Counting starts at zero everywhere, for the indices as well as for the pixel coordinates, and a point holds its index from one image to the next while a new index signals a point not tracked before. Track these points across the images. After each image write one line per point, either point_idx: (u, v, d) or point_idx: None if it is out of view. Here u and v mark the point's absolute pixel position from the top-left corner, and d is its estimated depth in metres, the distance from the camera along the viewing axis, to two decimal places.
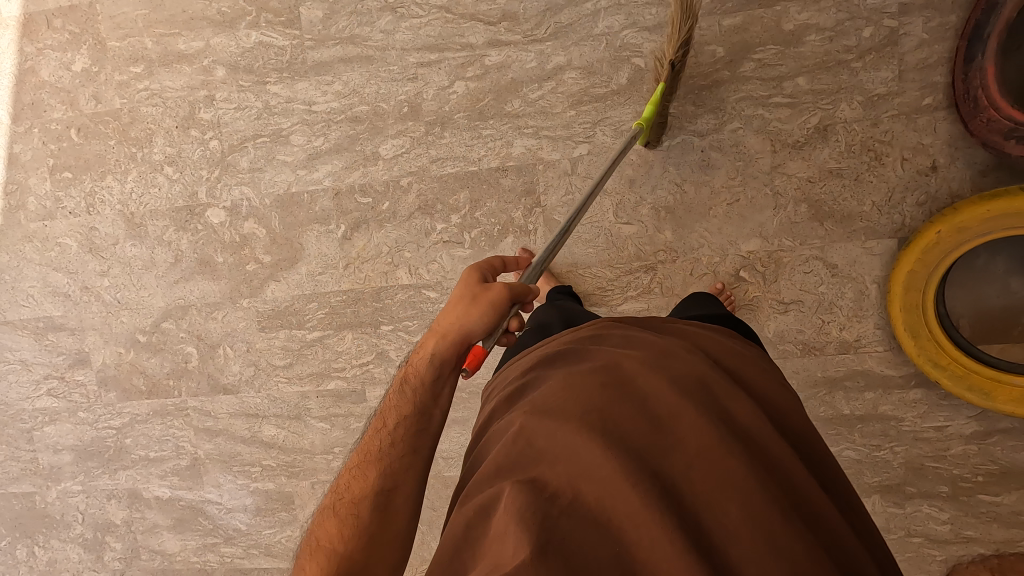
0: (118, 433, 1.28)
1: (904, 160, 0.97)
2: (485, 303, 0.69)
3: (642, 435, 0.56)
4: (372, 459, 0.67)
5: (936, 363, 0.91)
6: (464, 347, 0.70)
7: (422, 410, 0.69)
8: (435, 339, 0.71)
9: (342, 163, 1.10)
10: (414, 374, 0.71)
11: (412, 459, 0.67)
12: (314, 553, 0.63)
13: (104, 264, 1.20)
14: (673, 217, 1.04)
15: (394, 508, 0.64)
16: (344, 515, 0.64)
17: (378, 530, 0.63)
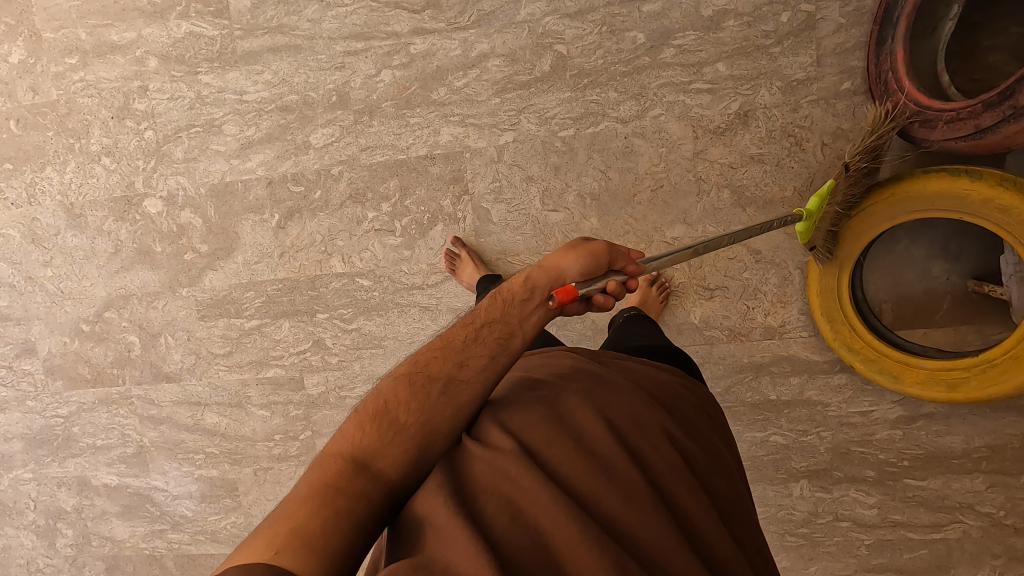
0: (66, 422, 1.30)
1: (824, 145, 0.96)
2: (586, 252, 0.67)
3: (578, 468, 0.57)
4: (446, 351, 0.62)
5: (850, 347, 0.91)
6: (560, 281, 0.66)
7: (507, 327, 0.63)
8: (547, 266, 0.67)
9: (274, 152, 1.11)
10: (508, 291, 0.66)
11: (489, 372, 0.61)
12: (372, 414, 0.58)
13: (47, 254, 1.22)
14: (599, 204, 1.04)
15: (451, 411, 0.59)
16: (410, 392, 0.59)
17: (429, 428, 0.58)
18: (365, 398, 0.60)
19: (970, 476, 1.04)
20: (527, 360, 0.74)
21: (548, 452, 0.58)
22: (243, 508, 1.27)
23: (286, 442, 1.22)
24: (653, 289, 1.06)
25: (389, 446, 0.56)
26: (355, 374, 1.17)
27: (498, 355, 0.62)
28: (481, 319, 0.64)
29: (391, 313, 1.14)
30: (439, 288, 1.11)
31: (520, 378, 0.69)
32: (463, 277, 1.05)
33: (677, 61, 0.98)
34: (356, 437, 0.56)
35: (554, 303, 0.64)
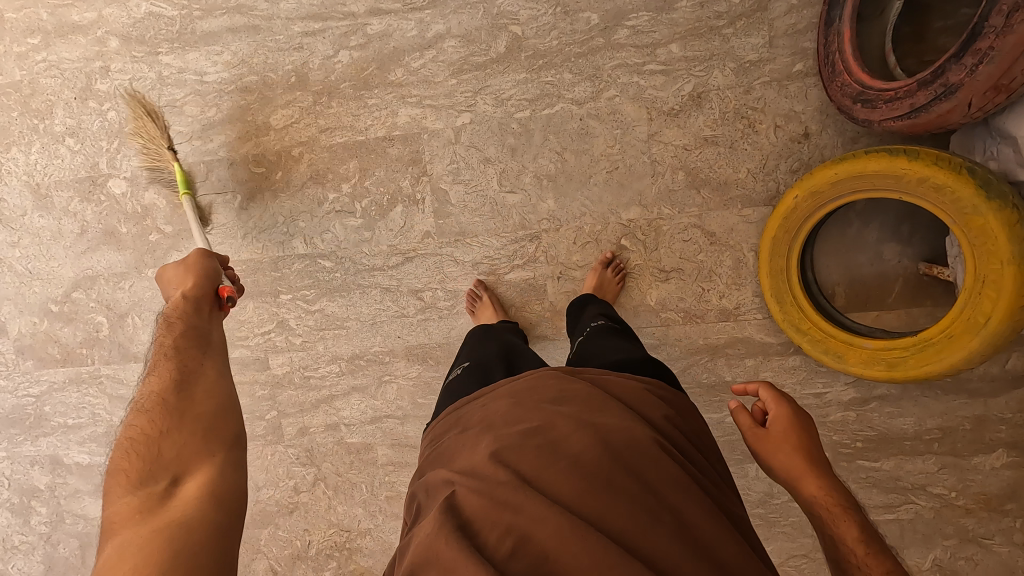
0: (37, 401, 1.31)
1: (777, 127, 0.98)
2: (203, 262, 0.85)
3: (576, 490, 0.61)
4: (170, 364, 0.72)
5: (797, 327, 0.92)
6: (213, 290, 0.82)
7: (203, 330, 0.78)
8: (191, 285, 0.82)
9: (235, 133, 1.12)
10: (175, 320, 0.77)
11: (209, 360, 0.75)
12: (129, 457, 0.62)
13: (14, 235, 1.23)
14: (555, 185, 1.05)
15: (207, 391, 0.70)
16: (154, 410, 0.67)
17: (199, 402, 0.68)
18: (111, 455, 0.63)
19: (923, 458, 1.05)
20: (513, 385, 0.79)
21: (545, 478, 0.63)
22: None
23: (252, 421, 1.24)
24: (608, 271, 1.05)
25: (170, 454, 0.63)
26: (319, 354, 1.19)
27: (209, 338, 0.78)
28: (179, 329, 0.76)
29: (353, 294, 1.15)
30: (400, 269, 1.12)
31: (511, 407, 0.74)
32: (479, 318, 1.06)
33: (630, 41, 0.99)
34: (127, 480, 0.60)
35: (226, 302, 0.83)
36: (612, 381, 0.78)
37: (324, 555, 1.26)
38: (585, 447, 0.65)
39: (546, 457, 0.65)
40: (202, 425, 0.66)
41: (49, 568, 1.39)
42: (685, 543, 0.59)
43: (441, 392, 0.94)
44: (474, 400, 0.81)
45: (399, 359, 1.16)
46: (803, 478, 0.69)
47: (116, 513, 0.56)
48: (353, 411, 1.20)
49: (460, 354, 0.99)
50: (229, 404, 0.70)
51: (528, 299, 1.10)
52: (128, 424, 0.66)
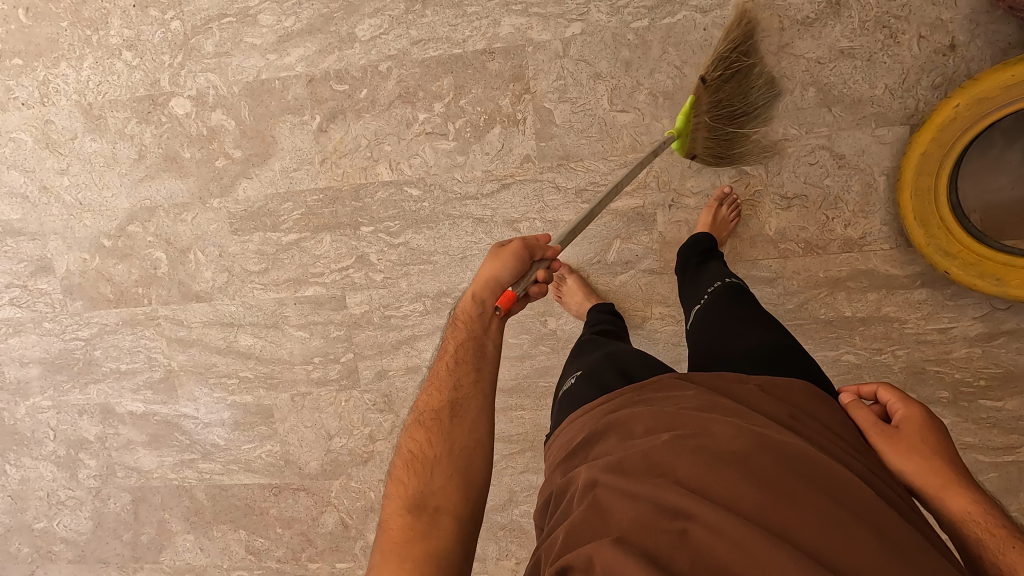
0: (87, 345, 1.22)
1: (921, 38, 0.90)
2: (507, 254, 0.72)
3: (755, 498, 0.51)
4: (449, 377, 0.68)
5: (947, 252, 0.87)
6: (497, 287, 0.71)
7: (478, 342, 0.70)
8: (483, 279, 0.72)
9: (315, 46, 1.02)
10: (461, 317, 0.73)
11: (477, 375, 0.68)
12: (404, 470, 0.62)
13: (63, 161, 1.12)
14: (672, 103, 0.97)
15: (475, 421, 0.64)
16: (431, 430, 0.64)
17: (466, 433, 0.63)
18: (394, 460, 0.64)
19: None
20: (623, 392, 0.68)
21: (711, 485, 0.53)
22: (279, 437, 1.21)
23: (325, 365, 1.16)
24: (723, 209, 0.98)
25: (431, 482, 0.60)
26: (402, 292, 1.11)
27: (484, 350, 0.70)
28: (461, 336, 0.71)
29: (441, 226, 1.07)
30: (495, 197, 1.04)
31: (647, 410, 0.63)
32: (570, 304, 1.02)
33: None
34: (402, 493, 0.60)
35: (501, 310, 0.70)
36: (744, 385, 0.64)
37: None
38: (752, 450, 0.54)
39: (708, 460, 0.54)
40: (464, 462, 0.62)
41: (99, 524, 1.31)
42: (899, 557, 0.47)
43: (554, 406, 0.80)
44: (593, 406, 0.69)
45: None
46: (949, 495, 0.56)
47: (388, 527, 0.58)
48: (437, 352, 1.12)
49: (572, 358, 0.85)
50: (486, 445, 0.63)
51: (635, 230, 1.03)
52: (407, 433, 0.66)
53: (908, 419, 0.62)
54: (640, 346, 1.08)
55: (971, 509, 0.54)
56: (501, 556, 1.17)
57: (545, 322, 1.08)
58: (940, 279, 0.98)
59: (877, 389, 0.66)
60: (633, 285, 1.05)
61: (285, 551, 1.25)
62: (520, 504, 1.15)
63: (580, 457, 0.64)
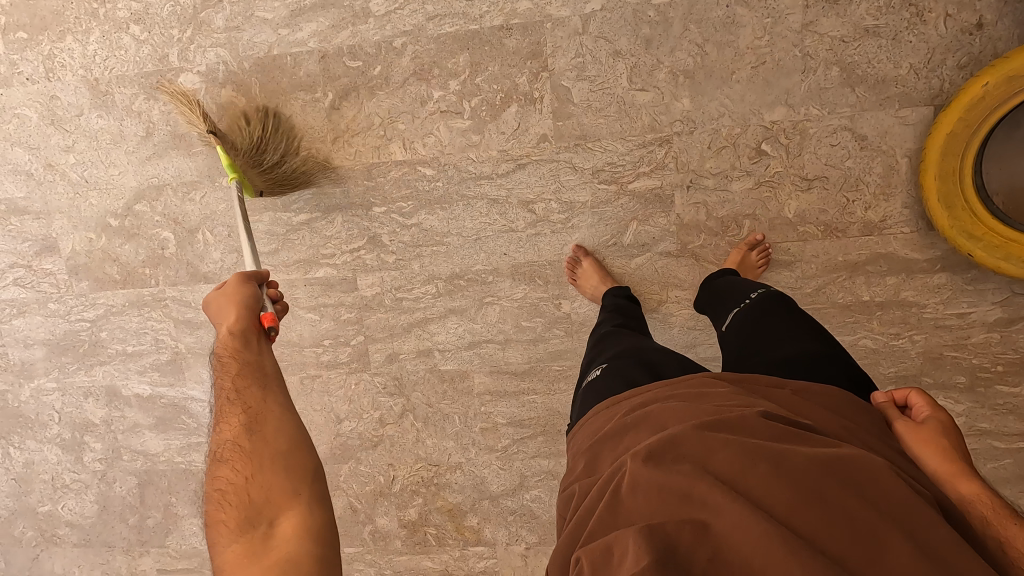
0: (93, 326, 1.20)
1: (948, 17, 0.88)
2: (230, 290, 0.80)
3: (788, 493, 0.47)
4: (240, 401, 0.71)
5: (971, 234, 0.86)
6: (255, 315, 0.78)
7: (256, 363, 0.75)
8: (234, 317, 0.77)
9: (328, 21, 1.00)
10: (228, 355, 0.74)
11: (266, 388, 0.73)
12: (221, 511, 0.62)
13: (69, 138, 1.10)
14: (692, 82, 0.95)
15: (277, 430, 0.68)
16: (236, 458, 0.66)
17: (272, 442, 0.67)
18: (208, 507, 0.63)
19: None
20: (656, 387, 0.67)
21: (744, 478, 0.49)
22: None
23: (335, 348, 1.15)
24: (753, 253, 0.99)
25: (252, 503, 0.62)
26: (414, 274, 1.09)
27: (266, 367, 0.75)
28: (234, 367, 0.73)
29: (456, 207, 1.05)
30: (510, 177, 1.02)
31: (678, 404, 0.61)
32: (584, 288, 1.00)
33: None
34: (228, 528, 0.60)
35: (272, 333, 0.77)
36: (783, 392, 0.63)
37: (409, 491, 1.18)
38: (789, 449, 0.51)
39: (741, 451, 0.51)
40: (279, 469, 0.64)
41: (104, 508, 1.30)
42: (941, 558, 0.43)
43: (578, 397, 0.79)
44: (626, 399, 0.68)
45: (503, 279, 1.07)
46: (957, 480, 0.56)
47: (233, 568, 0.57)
48: (449, 335, 1.11)
49: (597, 348, 0.83)
50: (298, 440, 0.68)
51: (652, 211, 1.01)
52: (212, 475, 0.65)
53: (934, 416, 0.64)
54: (656, 330, 1.06)
55: (979, 493, 0.55)
56: (511, 542, 1.17)
57: (559, 305, 1.07)
58: (961, 263, 0.96)
59: (908, 394, 0.68)
60: (649, 267, 1.04)
61: None
62: (530, 489, 1.14)
63: (610, 449, 0.61)
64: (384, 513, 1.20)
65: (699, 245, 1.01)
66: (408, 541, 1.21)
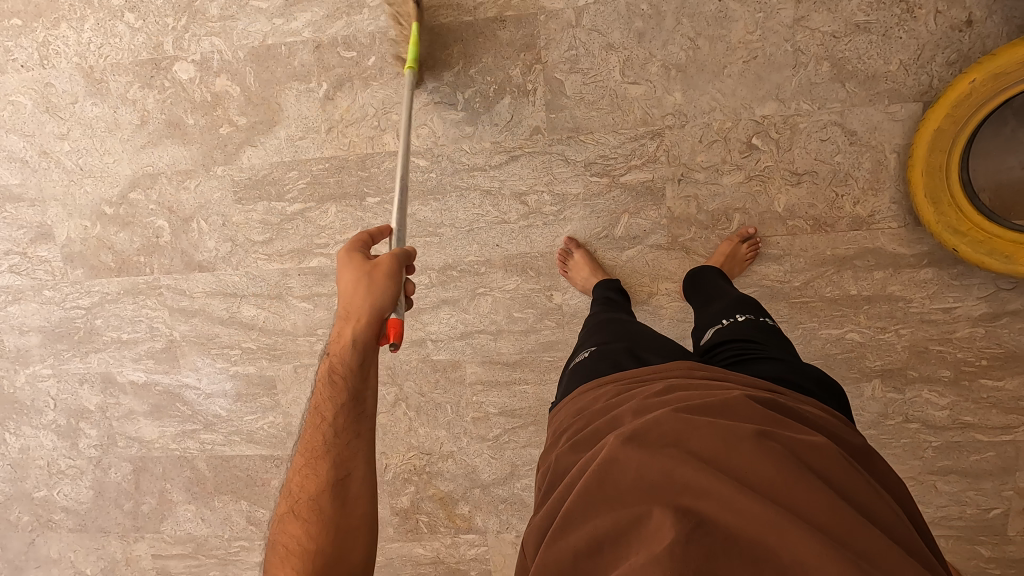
0: (88, 314, 1.21)
1: (938, 13, 0.89)
2: (381, 278, 0.73)
3: (770, 472, 0.48)
4: (325, 452, 0.71)
5: (956, 230, 0.87)
6: (381, 317, 0.72)
7: (359, 402, 0.73)
8: (365, 318, 0.72)
9: (323, 11, 1.01)
10: (338, 367, 0.73)
11: (357, 445, 0.72)
12: (284, 563, 0.66)
13: (64, 126, 1.11)
14: (684, 76, 0.96)
15: (355, 500, 0.70)
16: (311, 516, 0.68)
17: (345, 517, 0.68)
18: (271, 552, 0.68)
19: None
20: (641, 371, 0.68)
21: (727, 458, 0.50)
22: (282, 409, 1.20)
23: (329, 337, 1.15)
24: (744, 246, 1.00)
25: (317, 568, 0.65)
26: None
27: (365, 408, 0.74)
28: (338, 398, 0.73)
29: (449, 198, 1.06)
30: (503, 169, 1.03)
31: (662, 391, 0.61)
32: (575, 280, 1.01)
33: None
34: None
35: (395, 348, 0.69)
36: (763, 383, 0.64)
37: (402, 479, 1.20)
38: (772, 433, 0.52)
39: (725, 432, 0.51)
40: (345, 546, 0.67)
41: (99, 494, 1.31)
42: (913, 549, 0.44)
43: (565, 375, 0.80)
44: (608, 385, 0.68)
45: (496, 271, 1.08)
46: None
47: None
48: (442, 325, 1.11)
49: (586, 334, 0.84)
50: (370, 522, 0.70)
51: (643, 204, 1.02)
52: (283, 523, 0.69)
53: None
54: (646, 323, 1.07)
55: None
56: (502, 530, 1.18)
57: (551, 297, 1.08)
58: (948, 258, 0.97)
59: None
60: (640, 259, 1.05)
61: None
62: (521, 478, 1.16)
63: (591, 428, 0.62)
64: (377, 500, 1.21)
65: (689, 238, 1.02)
66: (400, 529, 1.22)
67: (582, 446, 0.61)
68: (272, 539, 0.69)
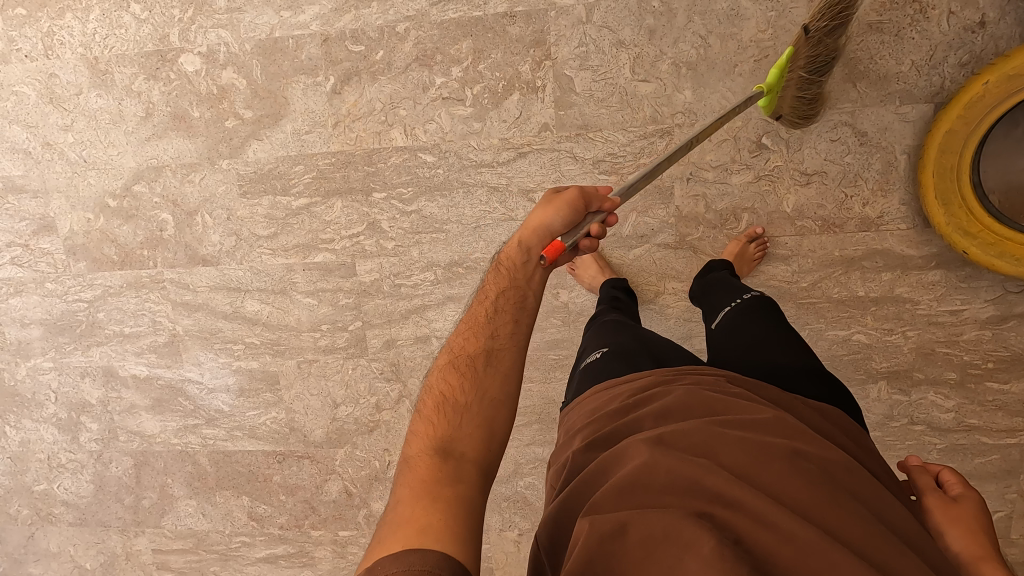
0: (90, 307, 1.20)
1: (951, 14, 0.88)
2: (562, 201, 0.69)
3: (801, 491, 0.47)
4: (483, 324, 0.65)
5: (965, 232, 0.87)
6: (546, 234, 0.68)
7: (520, 292, 0.67)
8: (533, 227, 0.69)
9: (331, 5, 1.00)
10: (506, 260, 0.70)
11: (515, 327, 0.65)
12: (434, 411, 0.60)
13: (68, 117, 1.10)
14: (695, 74, 0.95)
15: (506, 375, 0.62)
16: (460, 374, 0.62)
17: (490, 388, 0.61)
18: (422, 398, 0.62)
19: None
20: (660, 374, 0.67)
21: (755, 474, 0.49)
22: (285, 404, 1.20)
23: (333, 333, 1.15)
24: (752, 245, 1.00)
25: (462, 427, 0.58)
26: (413, 260, 1.09)
27: (526, 304, 0.67)
28: (502, 284, 0.68)
29: (456, 194, 1.05)
30: (511, 166, 1.03)
31: (686, 398, 0.61)
32: (584, 278, 1.02)
33: None
34: (430, 434, 0.58)
35: (547, 261, 0.66)
36: (784, 393, 0.64)
37: None
38: (802, 451, 0.51)
39: (754, 449, 0.51)
40: (491, 412, 0.60)
41: (100, 488, 1.30)
42: None
43: (575, 375, 0.80)
44: (625, 386, 0.68)
45: None
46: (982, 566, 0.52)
47: (414, 468, 0.55)
48: (448, 323, 1.11)
49: (593, 334, 0.84)
50: (515, 403, 0.61)
51: (651, 203, 1.02)
52: (436, 374, 0.64)
53: (964, 488, 0.60)
54: (652, 322, 1.07)
55: None
56: (504, 528, 1.18)
57: (557, 295, 1.07)
58: (956, 260, 0.97)
59: (944, 470, 0.64)
60: (647, 258, 1.05)
61: (287, 518, 1.24)
62: (524, 476, 1.15)
63: (610, 430, 0.61)
64: (380, 497, 1.19)
65: (697, 237, 1.02)
66: None
67: (600, 448, 0.60)
68: (422, 388, 0.63)
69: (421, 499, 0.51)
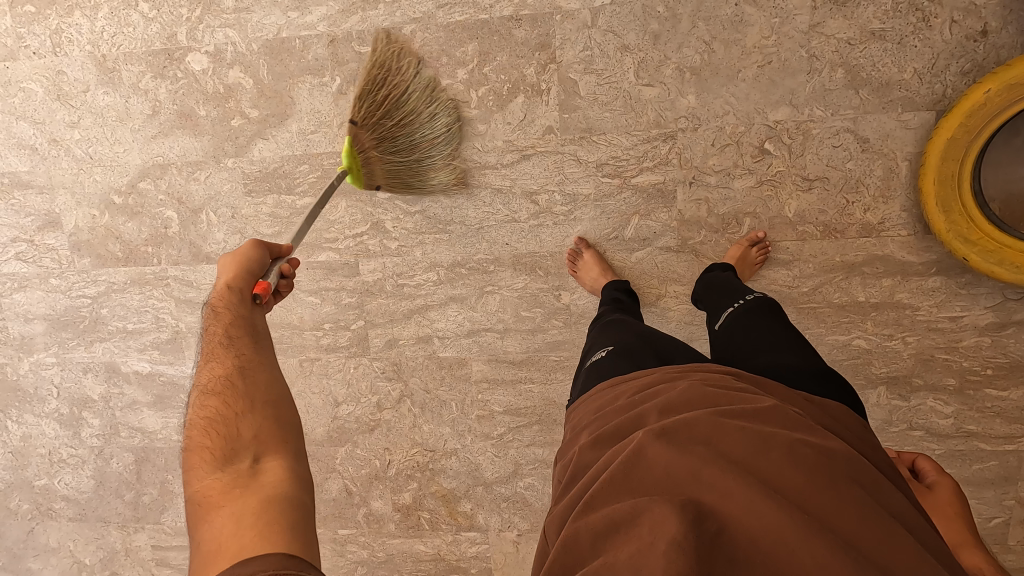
0: (93, 303, 1.21)
1: (953, 23, 0.89)
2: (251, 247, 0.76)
3: (798, 482, 0.48)
4: (231, 345, 0.69)
5: (967, 240, 0.88)
6: (252, 277, 0.74)
7: (248, 320, 0.71)
8: (234, 272, 0.73)
9: (338, 6, 1.00)
10: (219, 302, 0.71)
11: (261, 339, 0.72)
12: (207, 438, 0.62)
13: (74, 114, 1.10)
14: (699, 79, 0.96)
15: (270, 382, 0.68)
16: (226, 395, 0.65)
17: (263, 392, 0.66)
18: (188, 434, 0.63)
19: None
20: (665, 372, 0.68)
21: (754, 464, 0.50)
22: None
23: (335, 332, 1.15)
24: (753, 249, 1.00)
25: (248, 437, 0.62)
26: (416, 260, 1.10)
27: (259, 326, 0.72)
28: (228, 317, 0.70)
29: (459, 195, 1.06)
30: (515, 168, 1.03)
31: (689, 391, 0.61)
32: (585, 280, 1.02)
33: None
34: (211, 461, 0.60)
35: (260, 299, 0.72)
36: (791, 391, 0.64)
37: (404, 476, 1.20)
38: (803, 441, 0.51)
39: (754, 439, 0.52)
40: (267, 412, 0.65)
41: (101, 483, 1.31)
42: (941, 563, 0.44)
43: (579, 375, 0.80)
44: (631, 383, 0.68)
45: (504, 269, 1.08)
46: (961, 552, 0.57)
47: (207, 495, 0.56)
48: (449, 323, 1.11)
49: (597, 335, 0.84)
50: (288, 398, 0.67)
51: (654, 206, 1.02)
52: (199, 408, 0.65)
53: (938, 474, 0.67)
54: (653, 324, 1.08)
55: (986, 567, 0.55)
56: (503, 528, 1.18)
57: (559, 297, 1.08)
58: (956, 267, 0.98)
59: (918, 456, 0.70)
60: (649, 261, 1.05)
61: None
62: (524, 477, 1.16)
63: (613, 425, 0.62)
64: (379, 496, 1.22)
65: (699, 241, 1.03)
66: (401, 525, 1.22)
67: (606, 443, 0.61)
68: (185, 427, 0.64)
69: (235, 521, 0.53)
